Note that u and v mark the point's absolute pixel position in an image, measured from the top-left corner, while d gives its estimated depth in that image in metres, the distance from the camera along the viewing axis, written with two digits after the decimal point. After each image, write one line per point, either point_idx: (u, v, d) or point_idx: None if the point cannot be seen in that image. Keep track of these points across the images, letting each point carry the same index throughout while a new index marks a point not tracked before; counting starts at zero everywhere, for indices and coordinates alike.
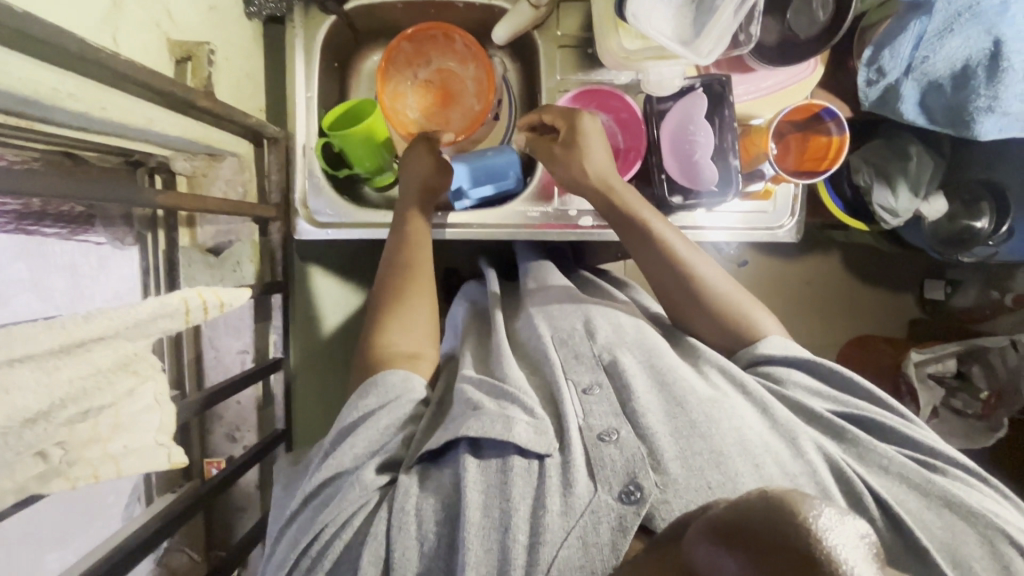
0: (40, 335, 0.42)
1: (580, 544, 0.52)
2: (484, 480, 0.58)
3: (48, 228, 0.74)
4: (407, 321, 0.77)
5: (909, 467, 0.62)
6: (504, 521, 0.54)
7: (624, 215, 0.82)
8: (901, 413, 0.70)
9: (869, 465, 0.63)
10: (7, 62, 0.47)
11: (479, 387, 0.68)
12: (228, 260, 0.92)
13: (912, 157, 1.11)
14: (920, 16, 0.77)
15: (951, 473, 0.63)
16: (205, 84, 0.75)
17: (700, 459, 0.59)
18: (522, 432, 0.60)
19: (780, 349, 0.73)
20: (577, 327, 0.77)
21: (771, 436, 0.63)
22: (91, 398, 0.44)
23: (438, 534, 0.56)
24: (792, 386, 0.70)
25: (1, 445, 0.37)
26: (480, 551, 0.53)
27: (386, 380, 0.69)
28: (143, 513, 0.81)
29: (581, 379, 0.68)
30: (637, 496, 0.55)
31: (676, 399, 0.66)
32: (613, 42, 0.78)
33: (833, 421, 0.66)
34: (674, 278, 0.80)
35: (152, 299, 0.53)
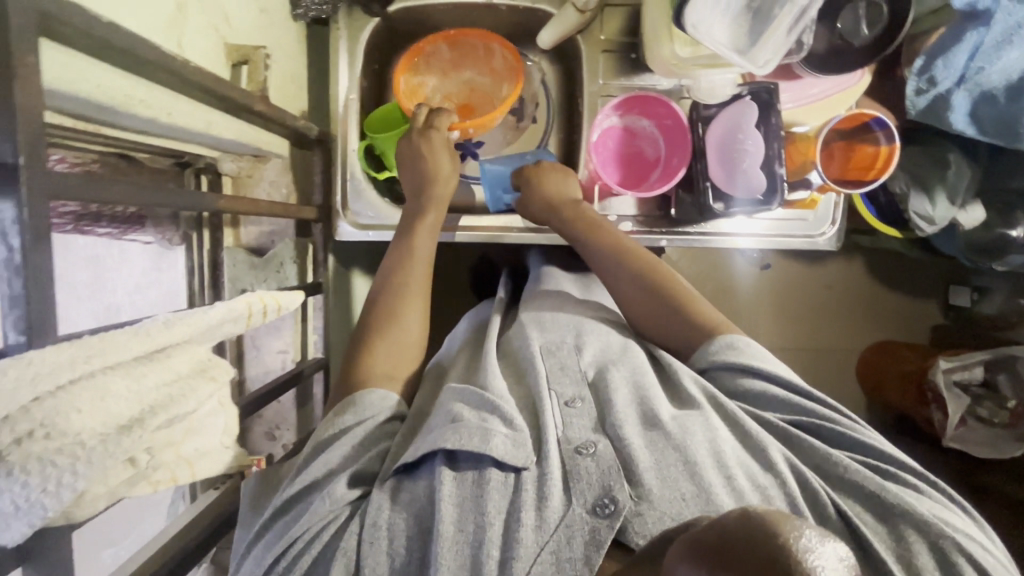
0: (128, 344, 0.41)
1: (552, 560, 0.52)
2: (460, 495, 0.57)
3: (102, 229, 0.77)
4: (397, 345, 0.75)
5: (862, 475, 0.59)
6: (479, 536, 0.54)
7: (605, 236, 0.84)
8: (857, 418, 0.66)
9: (825, 475, 0.60)
10: (85, 69, 0.47)
11: (461, 398, 0.65)
12: (272, 261, 0.93)
13: (951, 165, 1.08)
14: (977, 27, 0.75)
15: (904, 479, 0.60)
16: (260, 87, 0.75)
17: (674, 470, 0.58)
18: (499, 445, 0.59)
19: (728, 352, 0.70)
20: (567, 339, 0.75)
21: (744, 452, 0.62)
22: (179, 405, 0.44)
23: (408, 549, 0.55)
24: (744, 395, 0.68)
25: (104, 450, 0.38)
26: (452, 565, 0.52)
27: (361, 400, 0.67)
28: (185, 511, 0.82)
29: (563, 392, 0.67)
30: (612, 509, 0.55)
31: (650, 415, 0.65)
32: (665, 50, 0.78)
33: (788, 429, 0.64)
34: (652, 296, 0.79)
35: (221, 304, 0.53)
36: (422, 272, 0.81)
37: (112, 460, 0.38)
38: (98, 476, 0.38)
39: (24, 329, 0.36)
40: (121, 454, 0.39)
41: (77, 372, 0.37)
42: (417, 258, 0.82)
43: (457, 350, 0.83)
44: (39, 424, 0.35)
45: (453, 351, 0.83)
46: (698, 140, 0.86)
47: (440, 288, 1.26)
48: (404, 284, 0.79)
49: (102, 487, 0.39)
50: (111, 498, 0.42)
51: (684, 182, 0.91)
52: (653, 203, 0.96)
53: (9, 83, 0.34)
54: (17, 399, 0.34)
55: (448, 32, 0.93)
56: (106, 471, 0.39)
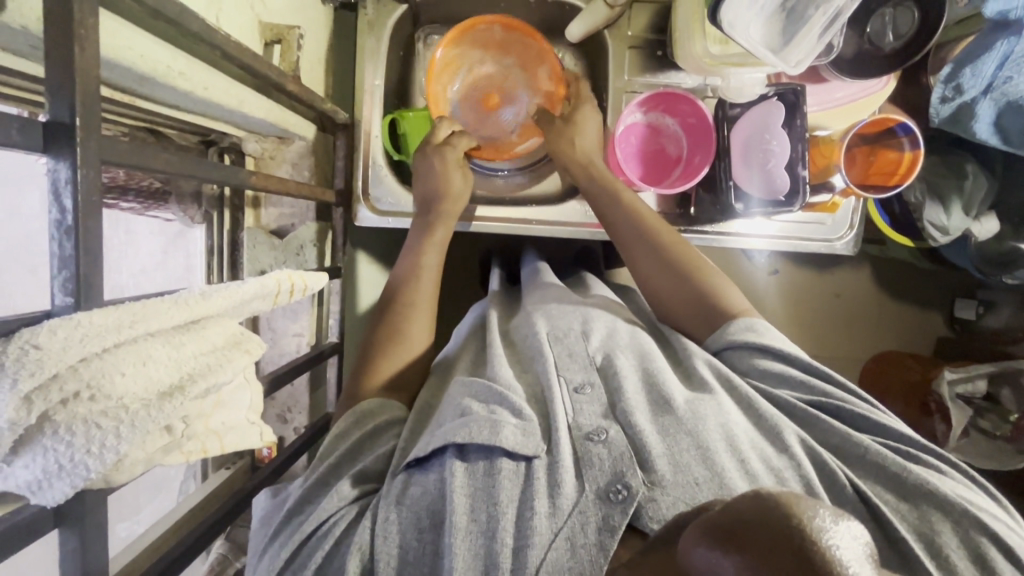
0: (170, 312, 0.40)
1: (567, 546, 0.51)
2: (471, 486, 0.56)
3: (126, 204, 0.80)
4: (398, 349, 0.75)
5: (883, 456, 0.59)
6: (491, 527, 0.53)
7: (616, 213, 0.84)
8: (867, 398, 0.67)
9: (846, 458, 0.61)
10: (130, 38, 0.48)
11: (468, 392, 0.65)
12: (292, 244, 0.92)
13: (968, 175, 1.08)
14: (1007, 37, 0.76)
15: (925, 461, 0.60)
16: (292, 67, 0.77)
17: (687, 455, 0.58)
18: (509, 436, 0.59)
19: (746, 333, 0.72)
20: (574, 327, 0.75)
21: (760, 438, 0.62)
22: (215, 375, 0.43)
23: (421, 542, 0.55)
24: (758, 373, 0.69)
25: (144, 416, 0.37)
26: (467, 555, 0.51)
27: (365, 411, 0.69)
28: (198, 490, 0.82)
29: (572, 378, 0.67)
30: (624, 494, 0.54)
31: (664, 401, 0.65)
32: (697, 46, 0.79)
33: (804, 413, 0.65)
34: (659, 277, 0.80)
35: (252, 279, 0.52)
36: (429, 287, 0.81)
37: (153, 425, 0.38)
38: (139, 440, 0.38)
39: (71, 291, 0.36)
40: (162, 420, 0.39)
41: (122, 336, 0.37)
42: (426, 270, 0.83)
43: (461, 345, 0.82)
44: (86, 384, 0.35)
45: (456, 348, 0.82)
46: (723, 138, 0.86)
47: (450, 280, 1.26)
48: (411, 301, 0.79)
49: (140, 452, 0.40)
50: (148, 463, 0.42)
51: (705, 182, 0.91)
52: (671, 202, 0.96)
53: (71, 41, 0.35)
54: (67, 358, 0.34)
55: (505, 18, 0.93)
56: (145, 438, 0.39)
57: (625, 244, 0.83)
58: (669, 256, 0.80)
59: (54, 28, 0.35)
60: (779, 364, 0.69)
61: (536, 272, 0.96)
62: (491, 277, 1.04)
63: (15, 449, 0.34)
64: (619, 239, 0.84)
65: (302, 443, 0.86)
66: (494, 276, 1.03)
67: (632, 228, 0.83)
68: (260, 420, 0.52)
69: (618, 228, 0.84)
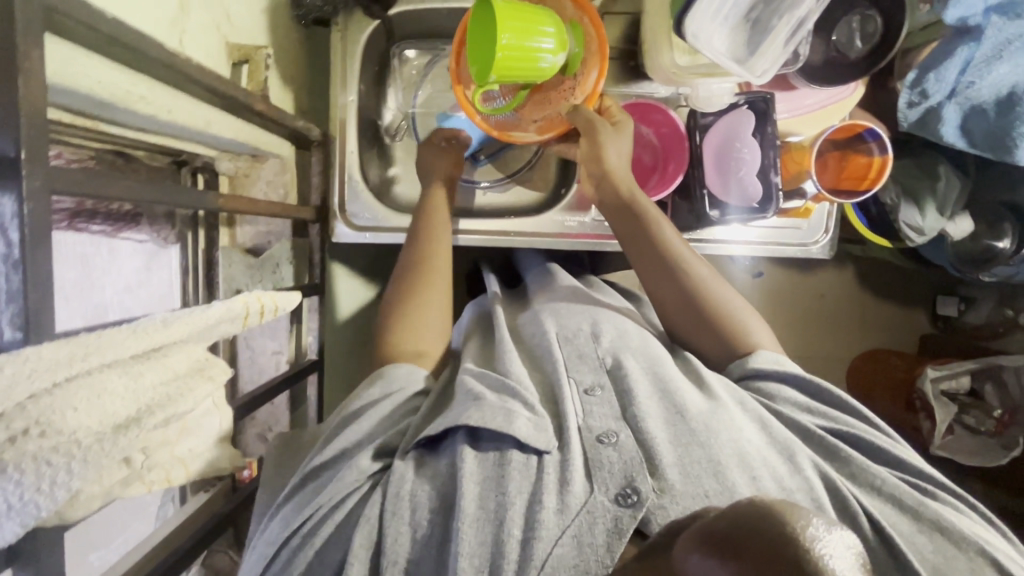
0: (126, 342, 0.40)
1: (574, 543, 0.51)
2: (482, 474, 0.57)
3: (97, 227, 0.77)
4: (417, 326, 0.76)
5: (901, 488, 0.60)
6: (499, 515, 0.53)
7: (633, 217, 0.79)
8: (886, 432, 0.68)
9: (860, 486, 0.61)
10: (88, 64, 0.48)
11: (481, 380, 0.66)
12: (268, 262, 0.94)
13: (941, 176, 1.09)
14: (968, 42, 0.78)
15: (943, 498, 0.61)
16: (261, 87, 0.76)
17: (698, 467, 0.58)
18: (522, 426, 0.59)
19: (772, 364, 0.70)
20: (583, 327, 0.75)
21: (767, 450, 0.61)
22: (174, 405, 0.44)
23: (430, 522, 0.54)
24: (782, 402, 0.68)
25: (98, 451, 0.37)
26: (474, 542, 0.51)
27: (389, 374, 0.70)
28: (176, 512, 0.82)
29: (583, 380, 0.67)
30: (634, 499, 0.54)
31: (675, 408, 0.64)
32: (665, 58, 0.79)
33: (827, 440, 0.64)
34: (679, 293, 0.77)
35: (219, 302, 0.52)
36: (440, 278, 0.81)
37: (106, 460, 0.38)
38: (93, 475, 0.38)
39: (20, 326, 0.36)
40: (117, 454, 0.39)
41: (74, 369, 0.36)
42: (430, 267, 0.81)
43: (467, 332, 0.85)
44: (36, 420, 0.34)
45: (462, 337, 0.85)
46: (696, 147, 0.87)
47: None
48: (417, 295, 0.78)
49: (96, 486, 0.39)
50: (105, 497, 0.42)
51: (680, 190, 0.93)
52: None
53: (14, 74, 0.34)
54: (13, 394, 0.33)
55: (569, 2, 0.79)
56: (101, 472, 0.39)
57: (641, 256, 0.79)
58: (691, 270, 0.77)
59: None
60: (799, 393, 0.70)
61: (547, 276, 0.94)
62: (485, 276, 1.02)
63: None
64: (635, 251, 0.80)
65: None
66: (488, 275, 1.02)
67: (651, 238, 0.78)
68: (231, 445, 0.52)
69: (640, 253, 0.79)
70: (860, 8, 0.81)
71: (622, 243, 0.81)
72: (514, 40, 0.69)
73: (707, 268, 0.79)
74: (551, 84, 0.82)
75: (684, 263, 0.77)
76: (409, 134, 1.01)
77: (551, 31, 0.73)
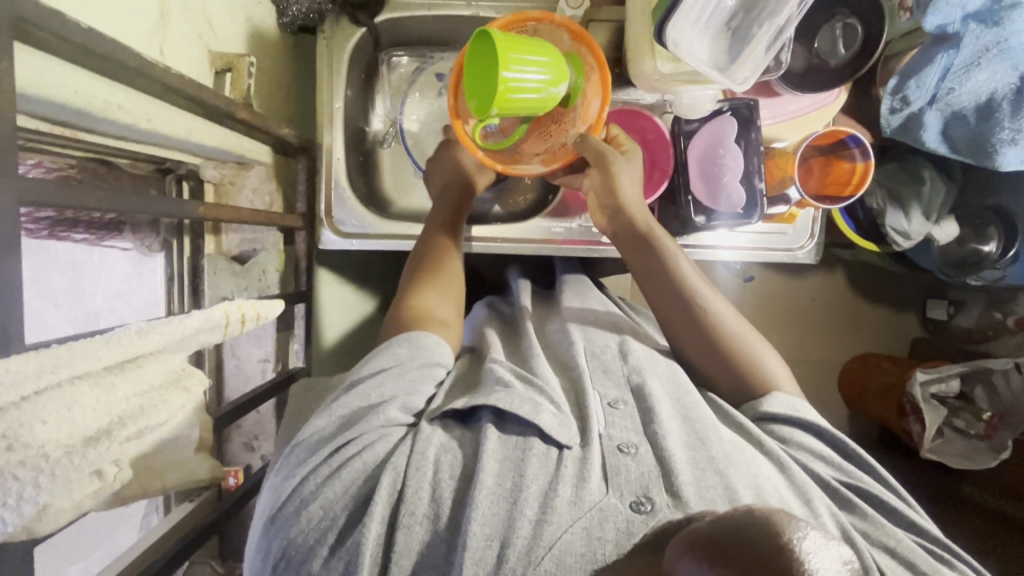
0: (98, 352, 0.40)
1: (584, 533, 0.51)
2: (504, 454, 0.57)
3: (79, 235, 0.77)
4: (442, 298, 0.77)
5: (916, 552, 0.59)
6: (515, 493, 0.54)
7: (650, 250, 0.80)
8: (901, 494, 0.68)
9: (875, 543, 0.60)
10: (63, 73, 0.47)
11: (507, 369, 0.69)
12: (252, 270, 0.93)
13: (926, 181, 1.10)
14: (947, 49, 0.79)
15: (959, 568, 0.60)
16: (244, 95, 0.76)
17: (714, 493, 0.57)
18: (548, 418, 0.60)
19: (786, 408, 0.70)
20: (611, 346, 0.78)
21: (787, 490, 0.61)
22: (148, 416, 0.44)
23: (452, 491, 0.54)
24: (795, 445, 0.68)
25: (67, 465, 0.37)
26: (487, 509, 0.52)
27: (420, 341, 0.69)
28: (161, 521, 0.82)
29: (608, 393, 0.68)
30: (647, 507, 0.54)
31: (698, 435, 0.64)
32: (647, 65, 0.79)
33: (841, 491, 0.64)
34: (693, 327, 0.77)
35: (197, 313, 0.51)
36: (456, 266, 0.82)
37: (77, 472, 0.38)
38: (62, 490, 0.37)
39: None
40: (86, 467, 0.38)
41: (43, 381, 0.36)
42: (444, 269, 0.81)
43: (479, 330, 0.86)
44: (2, 434, 0.33)
45: (475, 337, 0.85)
46: (680, 153, 0.87)
47: None
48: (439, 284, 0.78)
49: (66, 500, 0.39)
50: (76, 511, 0.41)
51: (666, 196, 0.93)
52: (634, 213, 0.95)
53: None
54: None
55: (564, 33, 0.81)
56: (72, 484, 0.38)
57: (657, 288, 0.79)
58: (707, 306, 0.77)
59: None
60: (816, 440, 0.70)
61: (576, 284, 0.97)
62: (511, 283, 1.03)
63: None
64: (651, 283, 0.80)
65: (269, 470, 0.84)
66: (517, 280, 1.02)
67: (667, 271, 0.79)
68: None
69: (655, 287, 0.80)
70: (841, 14, 0.82)
71: (636, 276, 0.81)
72: (518, 74, 0.69)
73: (722, 303, 0.79)
74: (553, 116, 0.83)
75: (699, 299, 0.78)
76: (396, 140, 1.01)
77: (551, 63, 0.73)
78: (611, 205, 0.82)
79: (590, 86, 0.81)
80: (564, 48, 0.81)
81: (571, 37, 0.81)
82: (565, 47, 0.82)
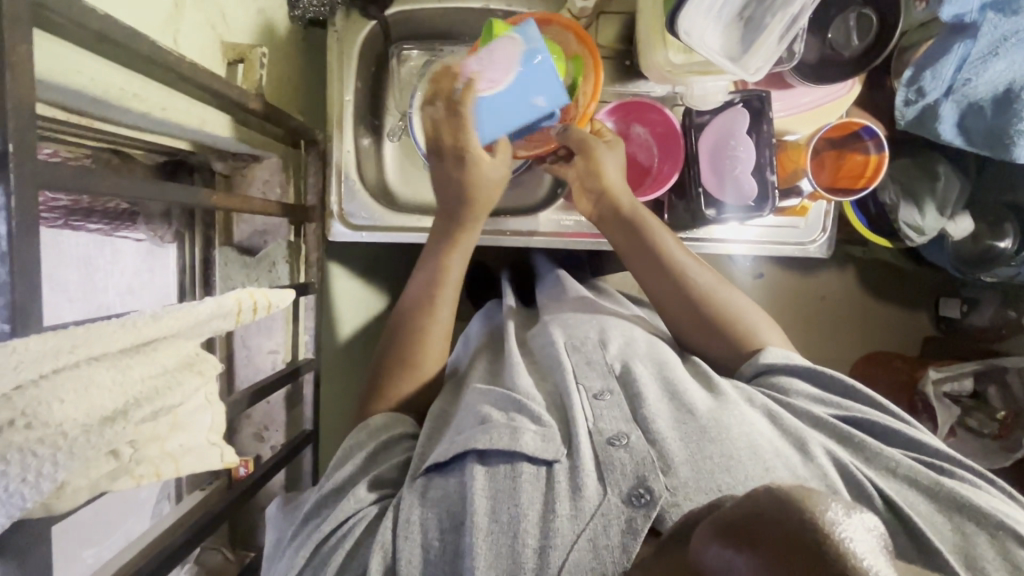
0: (114, 335, 0.41)
1: (589, 547, 0.51)
2: (493, 488, 0.57)
3: (94, 225, 0.77)
4: (415, 376, 0.76)
5: (917, 469, 0.59)
6: (513, 527, 0.53)
7: (638, 233, 0.81)
8: (901, 415, 0.67)
9: (877, 470, 0.61)
10: (80, 62, 0.48)
11: (488, 400, 0.66)
12: (264, 261, 0.95)
13: (940, 176, 1.09)
14: (965, 39, 0.78)
15: (961, 476, 0.60)
16: (256, 86, 0.76)
17: (711, 463, 0.57)
18: (529, 441, 0.59)
19: (783, 358, 0.71)
20: (590, 335, 0.77)
21: (782, 443, 0.61)
22: (163, 399, 0.43)
23: (441, 542, 0.55)
24: (794, 395, 0.68)
25: (83, 443, 0.37)
26: (489, 554, 0.52)
27: (373, 422, 0.71)
28: (172, 510, 0.83)
29: (591, 385, 0.67)
30: (647, 498, 0.54)
31: (685, 408, 0.64)
32: (659, 56, 0.79)
33: (840, 426, 0.64)
34: (685, 304, 0.79)
35: (210, 299, 0.52)
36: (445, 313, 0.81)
37: (94, 451, 0.38)
38: (79, 468, 0.38)
39: (8, 318, 0.36)
40: (101, 446, 0.38)
41: (60, 361, 0.37)
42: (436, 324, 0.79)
43: (473, 352, 0.85)
44: (21, 413, 0.35)
45: (468, 354, 0.86)
46: (691, 145, 0.86)
47: None
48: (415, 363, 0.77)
49: (82, 479, 0.40)
50: (92, 491, 0.41)
51: (676, 188, 0.93)
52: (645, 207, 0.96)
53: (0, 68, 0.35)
54: None
55: (571, 35, 0.83)
56: (88, 463, 0.39)
57: (647, 272, 0.81)
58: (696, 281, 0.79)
59: None
60: (811, 385, 0.70)
61: (558, 283, 0.96)
62: (503, 285, 1.03)
63: None
64: (641, 266, 0.81)
65: (279, 459, 0.85)
66: (506, 286, 1.01)
67: (655, 253, 0.80)
68: (222, 441, 0.52)
69: (645, 270, 0.81)
70: (855, 5, 0.81)
71: (627, 262, 0.82)
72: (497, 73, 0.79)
73: (710, 275, 0.80)
74: None
75: (687, 276, 0.79)
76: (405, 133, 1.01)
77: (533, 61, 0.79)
78: (598, 193, 0.83)
79: (585, 84, 0.83)
80: (570, 50, 0.84)
81: (577, 40, 0.84)
82: (572, 48, 0.84)
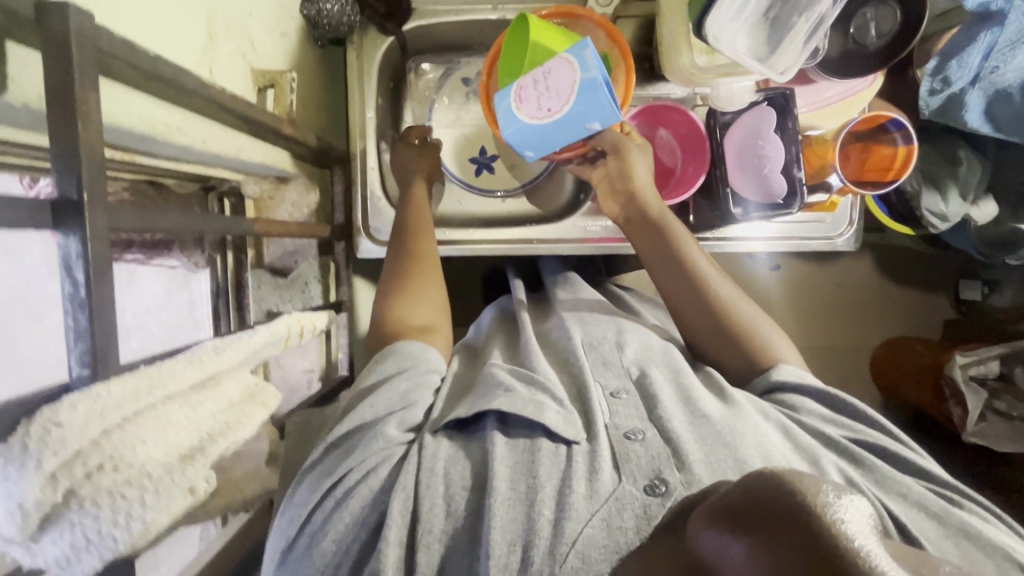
0: (187, 371, 0.41)
1: (603, 526, 0.50)
2: (513, 458, 0.57)
3: (130, 255, 0.76)
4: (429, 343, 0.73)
5: (927, 496, 0.59)
6: (530, 496, 0.53)
7: (657, 236, 0.80)
8: (909, 444, 0.67)
9: (887, 493, 0.60)
10: (130, 102, 0.49)
11: (510, 372, 0.68)
12: (297, 283, 1.00)
13: (961, 160, 1.08)
14: (992, 27, 0.77)
15: (969, 508, 0.60)
16: (286, 109, 0.76)
17: (724, 465, 0.57)
18: (551, 417, 0.60)
19: (795, 377, 0.70)
20: (608, 335, 0.77)
21: (793, 455, 0.61)
22: (231, 435, 0.44)
23: (467, 499, 0.54)
24: (806, 413, 0.67)
25: (170, 482, 0.38)
26: (502, 534, 0.50)
27: (402, 349, 0.69)
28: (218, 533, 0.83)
29: (608, 383, 0.68)
30: (663, 489, 0.53)
31: (699, 413, 0.64)
32: (684, 58, 0.79)
33: (851, 448, 0.63)
34: (702, 309, 0.77)
35: (262, 329, 0.53)
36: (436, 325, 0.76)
37: (179, 490, 0.38)
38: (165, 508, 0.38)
39: (88, 363, 0.36)
40: (186, 485, 0.39)
41: (140, 403, 0.37)
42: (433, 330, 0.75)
43: (488, 332, 0.86)
44: (109, 456, 0.35)
45: (482, 335, 0.86)
46: (717, 146, 0.87)
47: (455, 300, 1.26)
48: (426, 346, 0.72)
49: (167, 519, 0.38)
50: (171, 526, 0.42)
51: (702, 189, 0.92)
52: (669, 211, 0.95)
53: (73, 119, 0.35)
54: (88, 432, 0.34)
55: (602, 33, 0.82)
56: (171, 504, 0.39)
57: (665, 274, 0.80)
58: (714, 288, 0.78)
59: (57, 105, 0.35)
60: (821, 405, 0.70)
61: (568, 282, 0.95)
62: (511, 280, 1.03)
63: (41, 526, 0.34)
64: (660, 268, 0.80)
65: None
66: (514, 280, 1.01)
67: (675, 256, 0.79)
68: None
69: (663, 272, 0.80)
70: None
71: (645, 263, 0.82)
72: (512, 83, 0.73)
73: (727, 284, 0.79)
74: None
75: (705, 282, 0.78)
76: None
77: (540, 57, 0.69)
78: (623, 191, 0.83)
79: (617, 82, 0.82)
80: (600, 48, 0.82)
81: (606, 37, 0.82)
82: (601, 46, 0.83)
